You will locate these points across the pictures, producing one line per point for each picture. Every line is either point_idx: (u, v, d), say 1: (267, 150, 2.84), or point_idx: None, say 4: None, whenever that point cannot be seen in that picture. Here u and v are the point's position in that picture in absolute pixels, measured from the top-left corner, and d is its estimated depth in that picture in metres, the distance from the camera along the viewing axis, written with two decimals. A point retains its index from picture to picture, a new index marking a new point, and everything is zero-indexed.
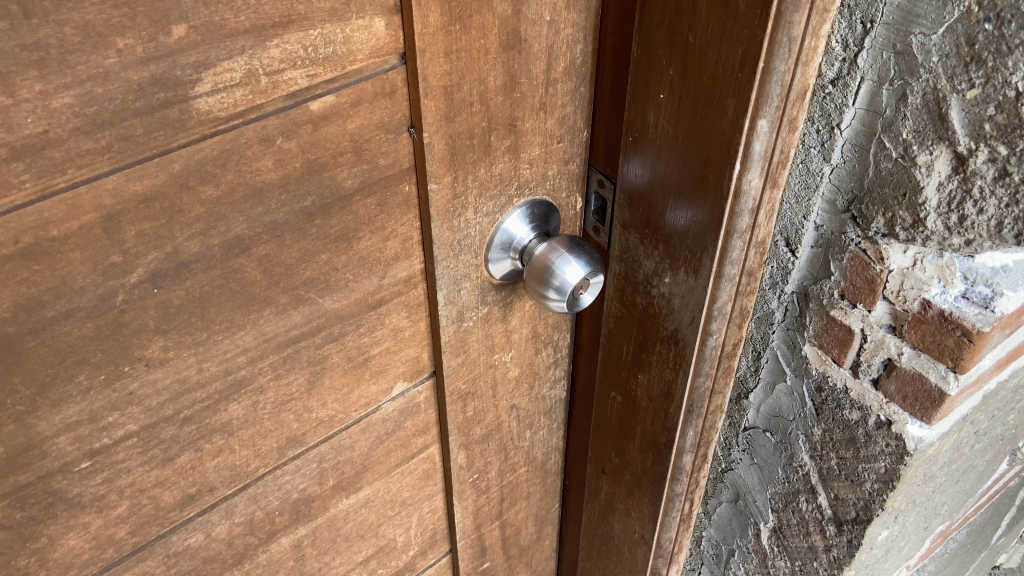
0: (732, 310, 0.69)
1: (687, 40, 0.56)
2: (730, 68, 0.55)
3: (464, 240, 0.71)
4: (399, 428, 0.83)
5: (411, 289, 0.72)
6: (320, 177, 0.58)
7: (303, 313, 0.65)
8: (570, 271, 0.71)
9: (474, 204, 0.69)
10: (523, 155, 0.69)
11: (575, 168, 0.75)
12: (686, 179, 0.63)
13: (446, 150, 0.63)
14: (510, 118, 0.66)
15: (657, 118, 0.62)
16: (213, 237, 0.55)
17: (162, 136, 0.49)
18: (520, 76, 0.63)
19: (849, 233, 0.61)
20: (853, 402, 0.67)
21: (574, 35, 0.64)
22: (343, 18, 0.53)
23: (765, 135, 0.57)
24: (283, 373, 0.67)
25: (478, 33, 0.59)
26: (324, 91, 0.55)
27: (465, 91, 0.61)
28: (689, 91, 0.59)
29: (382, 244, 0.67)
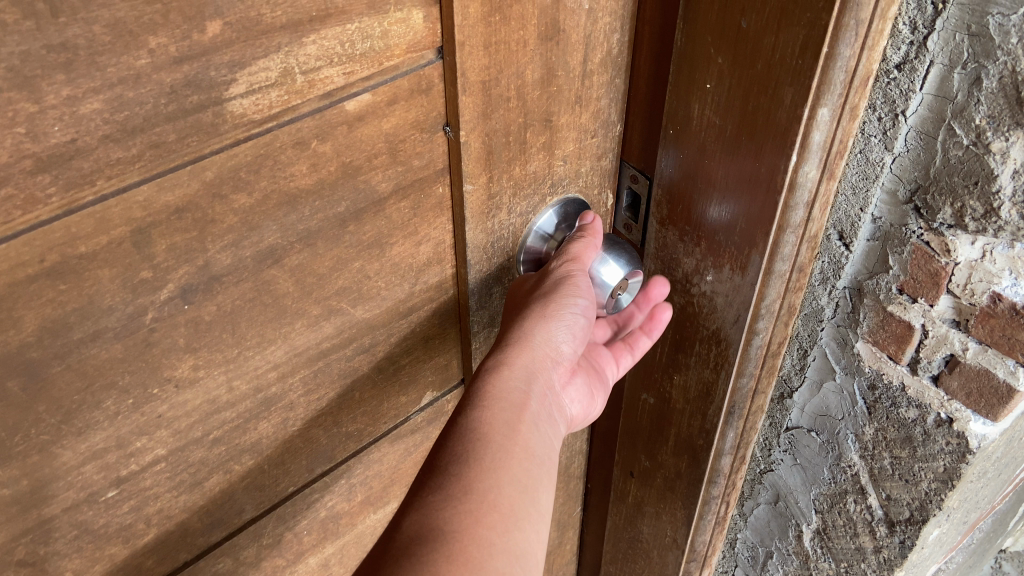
0: (780, 308, 0.66)
1: (740, 26, 0.54)
2: (788, 54, 0.52)
3: (497, 242, 0.68)
4: (427, 439, 0.79)
5: (441, 295, 0.69)
6: (354, 181, 0.55)
7: (334, 324, 0.61)
8: (608, 272, 0.69)
9: (508, 205, 0.66)
10: (558, 151, 0.66)
11: (608, 164, 0.72)
12: (734, 171, 0.60)
13: (482, 149, 0.60)
14: (545, 114, 0.63)
15: (702, 108, 0.60)
16: (245, 249, 0.52)
17: (195, 142, 0.45)
18: (557, 69, 0.60)
19: (911, 226, 0.58)
20: (911, 400, 0.65)
21: (612, 24, 0.61)
22: (381, 11, 0.49)
23: (825, 123, 0.54)
24: (313, 389, 0.64)
25: (517, 24, 0.55)
26: (360, 90, 0.51)
27: (502, 84, 0.58)
28: (739, 81, 0.56)
29: (414, 250, 0.63)
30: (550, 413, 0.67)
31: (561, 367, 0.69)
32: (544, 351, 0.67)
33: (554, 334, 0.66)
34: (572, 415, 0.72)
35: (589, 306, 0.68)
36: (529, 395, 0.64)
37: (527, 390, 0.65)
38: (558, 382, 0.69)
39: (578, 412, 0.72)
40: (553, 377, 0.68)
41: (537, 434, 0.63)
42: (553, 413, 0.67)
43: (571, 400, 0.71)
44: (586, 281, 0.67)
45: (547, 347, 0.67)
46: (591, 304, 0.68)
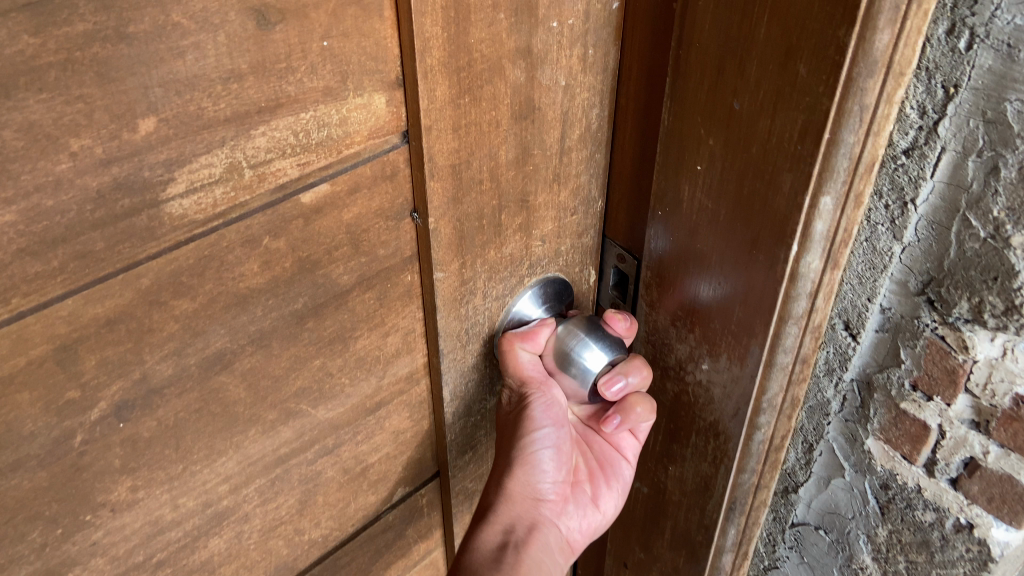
0: (783, 402, 0.61)
1: (732, 107, 0.50)
2: (787, 139, 0.48)
3: (474, 329, 0.62)
4: (401, 538, 0.72)
5: (412, 386, 0.63)
6: (313, 276, 0.50)
7: (293, 428, 0.55)
8: (590, 359, 0.63)
9: (485, 289, 0.60)
10: (535, 232, 0.61)
11: (590, 241, 0.67)
12: (728, 257, 0.56)
13: (454, 235, 0.55)
14: (523, 195, 0.58)
15: (693, 191, 0.56)
16: (189, 356, 0.46)
17: (128, 248, 0.40)
18: (533, 147, 0.56)
19: (923, 318, 0.54)
20: (927, 503, 0.60)
21: (590, 99, 0.57)
22: (339, 98, 0.44)
23: (828, 212, 0.49)
24: (271, 497, 0.58)
25: (489, 104, 0.51)
26: (318, 180, 0.46)
27: (474, 167, 0.53)
28: (733, 164, 0.52)
29: (381, 341, 0.58)
30: (546, 544, 0.68)
31: (550, 498, 0.69)
32: (527, 487, 0.68)
33: (531, 468, 0.68)
34: (576, 537, 0.71)
35: (554, 432, 0.67)
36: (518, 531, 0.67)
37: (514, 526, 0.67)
38: (551, 514, 0.70)
39: (583, 531, 0.72)
40: (543, 509, 0.69)
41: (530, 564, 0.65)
42: (550, 545, 0.68)
43: (573, 523, 0.71)
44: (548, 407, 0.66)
45: (529, 483, 0.68)
46: (559, 428, 0.68)
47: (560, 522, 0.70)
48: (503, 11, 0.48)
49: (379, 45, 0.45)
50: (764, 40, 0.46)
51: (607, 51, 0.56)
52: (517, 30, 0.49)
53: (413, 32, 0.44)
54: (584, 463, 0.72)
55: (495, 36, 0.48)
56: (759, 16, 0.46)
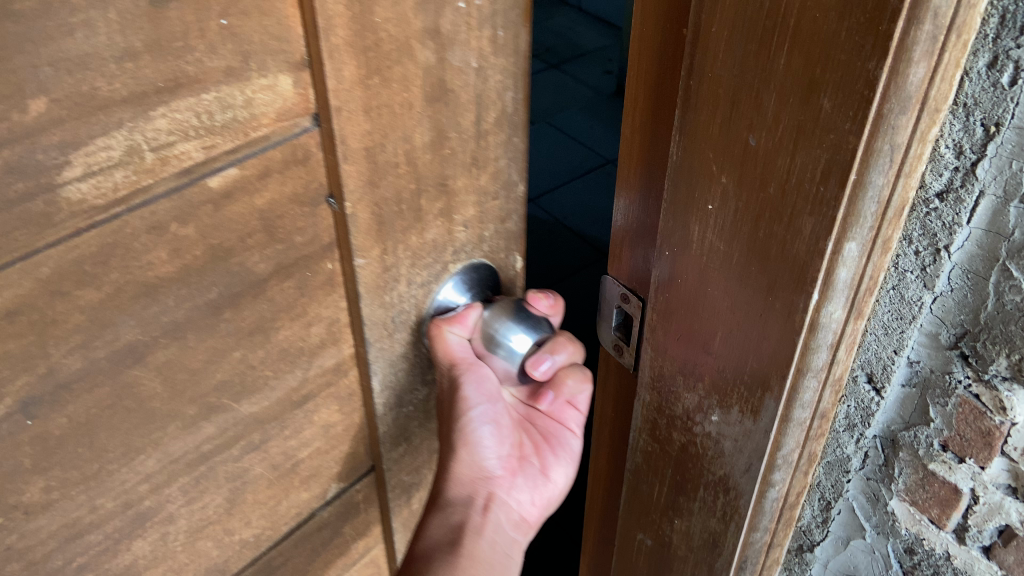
0: (799, 458, 0.55)
1: (747, 142, 0.45)
2: (806, 179, 0.43)
3: (400, 318, 0.51)
4: (336, 537, 0.57)
5: (342, 380, 0.50)
6: (226, 264, 0.39)
7: (217, 424, 0.44)
8: (518, 343, 0.54)
9: (409, 275, 0.50)
10: (456, 217, 0.51)
11: (514, 227, 0.56)
12: (741, 304, 0.50)
13: (374, 220, 0.45)
14: (440, 177, 0.48)
15: (702, 231, 0.51)
16: (97, 348, 0.36)
17: (22, 236, 0.32)
18: (449, 130, 0.46)
19: (956, 374, 0.48)
20: (957, 571, 0.56)
21: (503, 82, 0.48)
22: (241, 78, 0.36)
23: (853, 260, 0.45)
24: (197, 496, 0.45)
25: (399, 86, 0.42)
26: (224, 163, 0.37)
27: (388, 151, 0.43)
28: (747, 204, 0.47)
29: (304, 332, 0.46)
30: (497, 520, 0.61)
31: (497, 475, 0.61)
32: (471, 470, 0.59)
33: (475, 450, 0.58)
34: (529, 511, 0.64)
35: (491, 405, 0.58)
36: (471, 518, 0.60)
37: (464, 515, 0.59)
38: (501, 489, 0.62)
39: (536, 504, 0.65)
40: (492, 489, 0.61)
41: (480, 550, 0.59)
42: (501, 522, 0.62)
43: (524, 498, 0.64)
44: (486, 383, 0.56)
45: (473, 464, 0.59)
46: (494, 403, 0.58)
47: (512, 498, 0.63)
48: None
49: (281, 27, 0.36)
50: (784, 71, 0.41)
51: (518, 32, 0.47)
52: (423, 11, 0.41)
53: (314, 12, 0.36)
54: (529, 436, 0.64)
55: (402, 16, 0.40)
56: (777, 45, 0.41)
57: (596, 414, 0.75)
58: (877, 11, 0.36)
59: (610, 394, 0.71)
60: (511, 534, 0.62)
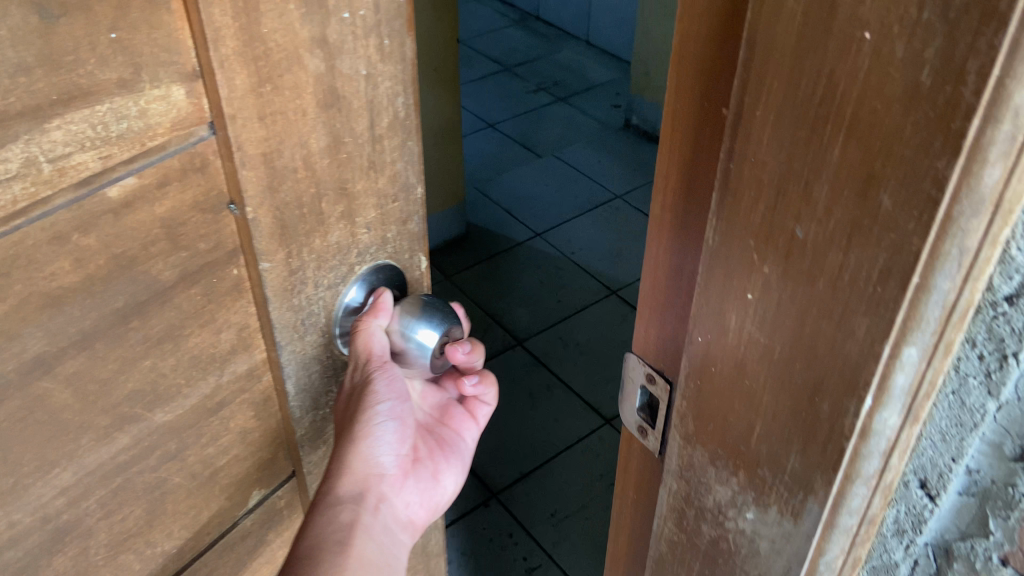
0: (843, 564, 0.52)
1: (794, 234, 0.42)
2: (861, 277, 0.40)
3: (309, 320, 0.61)
4: (260, 545, 0.66)
5: (256, 383, 0.60)
6: (131, 273, 0.47)
7: (131, 434, 0.51)
8: (424, 336, 0.66)
9: (315, 278, 0.59)
10: (358, 219, 0.61)
11: (416, 228, 0.67)
12: (783, 401, 0.47)
13: (275, 223, 0.54)
14: (341, 181, 0.58)
15: (741, 321, 0.48)
16: (5, 360, 0.42)
17: None
18: (344, 137, 0.56)
19: (1020, 486, 0.45)
20: None
21: (393, 89, 0.58)
22: (135, 90, 0.43)
23: (912, 365, 0.42)
24: (113, 511, 0.52)
25: (292, 93, 0.51)
26: (124, 174, 0.44)
27: (286, 156, 0.53)
28: (792, 297, 0.44)
29: (215, 339, 0.54)
30: (388, 527, 0.70)
31: (390, 473, 0.73)
32: (366, 463, 0.69)
33: (375, 445, 0.70)
34: (416, 514, 0.75)
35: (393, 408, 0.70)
36: (360, 508, 0.68)
37: (357, 500, 0.68)
38: (386, 492, 0.72)
39: (425, 507, 0.76)
40: (382, 484, 0.72)
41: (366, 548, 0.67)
42: (387, 525, 0.70)
43: (413, 499, 0.75)
44: (385, 386, 0.66)
45: (368, 459, 0.70)
46: (399, 405, 0.71)
47: (399, 498, 0.74)
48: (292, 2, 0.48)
49: (172, 36, 0.44)
50: (839, 161, 0.39)
51: (403, 41, 0.57)
52: (309, 20, 0.50)
53: (202, 25, 0.44)
54: (423, 444, 0.79)
55: (288, 26, 0.49)
56: (832, 134, 0.38)
57: (617, 493, 0.70)
58: (949, 108, 0.34)
59: (631, 476, 0.67)
60: (397, 532, 0.72)
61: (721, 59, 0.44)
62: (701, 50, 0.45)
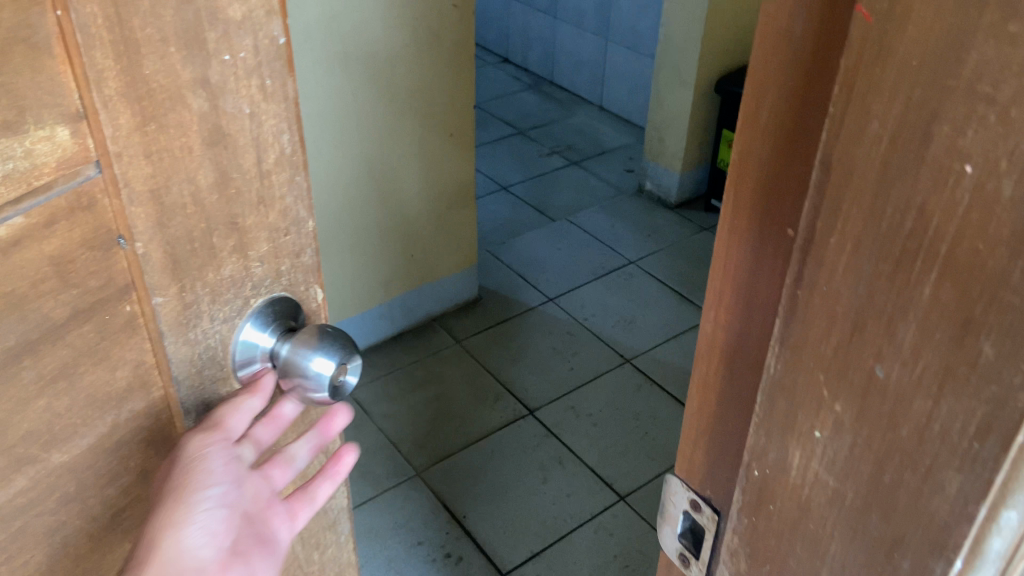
0: None
1: (874, 373, 0.38)
2: (951, 428, 0.36)
3: (208, 353, 0.56)
4: None
5: (156, 422, 0.54)
6: (20, 313, 0.42)
7: (28, 478, 0.45)
8: (320, 364, 0.59)
9: (211, 311, 0.55)
10: (251, 253, 0.57)
11: (309, 261, 0.63)
12: (854, 552, 0.42)
13: (167, 259, 0.51)
14: (230, 217, 0.54)
15: (806, 458, 0.43)
16: None
17: None
18: (231, 172, 0.53)
19: None
20: None
21: (279, 125, 0.55)
22: (18, 131, 0.40)
23: (1011, 530, 0.37)
24: (14, 559, 0.46)
25: (177, 131, 0.49)
26: (10, 213, 0.41)
27: (173, 193, 0.50)
28: (870, 441, 0.39)
29: (110, 377, 0.50)
30: None
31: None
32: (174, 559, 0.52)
33: (190, 537, 0.53)
34: None
35: (225, 494, 0.55)
36: None
37: None
38: None
39: None
40: None
41: None
42: None
43: None
44: (218, 462, 0.55)
45: (179, 555, 0.52)
46: (234, 488, 0.56)
47: None
48: (172, 45, 0.47)
49: (54, 80, 0.42)
50: (930, 301, 0.35)
51: (285, 81, 0.55)
52: (190, 62, 0.48)
53: (84, 65, 0.43)
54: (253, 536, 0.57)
55: (169, 68, 0.47)
56: (922, 271, 0.34)
57: None
58: None
59: None
60: None
61: (787, 175, 0.41)
62: (764, 165, 0.42)
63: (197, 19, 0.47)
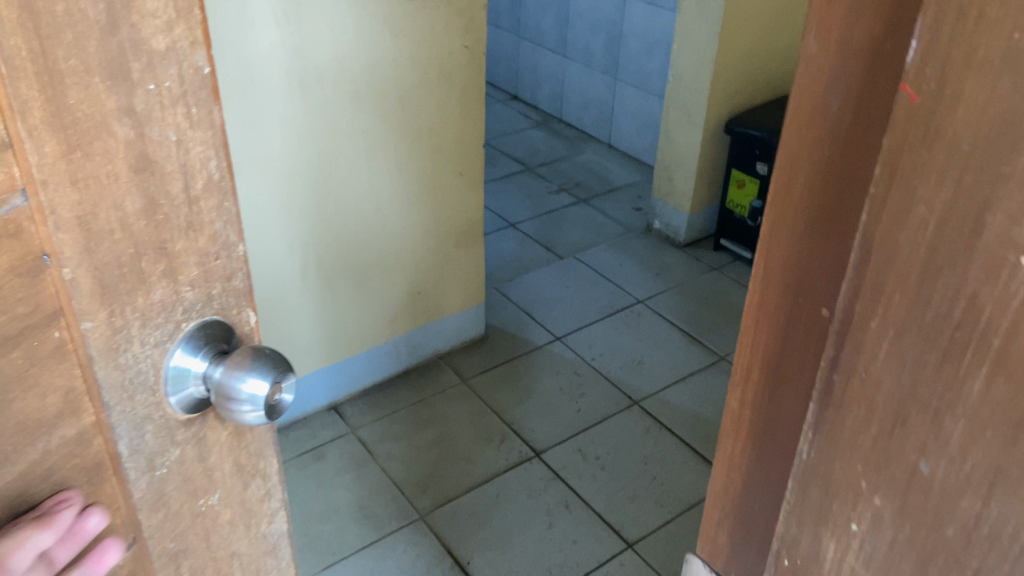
0: None
1: (918, 468, 0.36)
2: (1002, 534, 0.33)
3: (139, 378, 0.52)
4: None
5: (86, 450, 0.51)
6: None
7: None
8: (255, 385, 0.56)
9: (142, 335, 0.52)
10: (181, 278, 0.53)
11: (241, 284, 0.59)
12: None
13: (95, 284, 0.48)
14: (160, 243, 0.51)
15: (841, 551, 0.41)
16: None
17: None
18: (159, 198, 0.50)
19: None
20: None
21: (206, 152, 0.52)
22: None
23: None
24: None
25: (103, 159, 0.46)
26: None
27: (101, 220, 0.47)
28: (913, 540, 0.37)
29: (40, 404, 0.47)
30: None
31: None
32: None
33: None
34: None
35: None
36: None
37: None
38: None
39: None
40: None
41: None
42: None
43: None
44: None
45: None
46: None
47: None
48: (97, 75, 0.44)
49: None
50: (980, 397, 0.32)
51: (212, 109, 0.52)
52: (114, 92, 0.45)
53: (8, 96, 0.40)
54: None
55: (95, 98, 0.44)
56: (971, 365, 0.32)
57: None
58: None
59: None
60: None
61: (825, 255, 0.39)
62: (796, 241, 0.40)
63: (121, 50, 0.45)
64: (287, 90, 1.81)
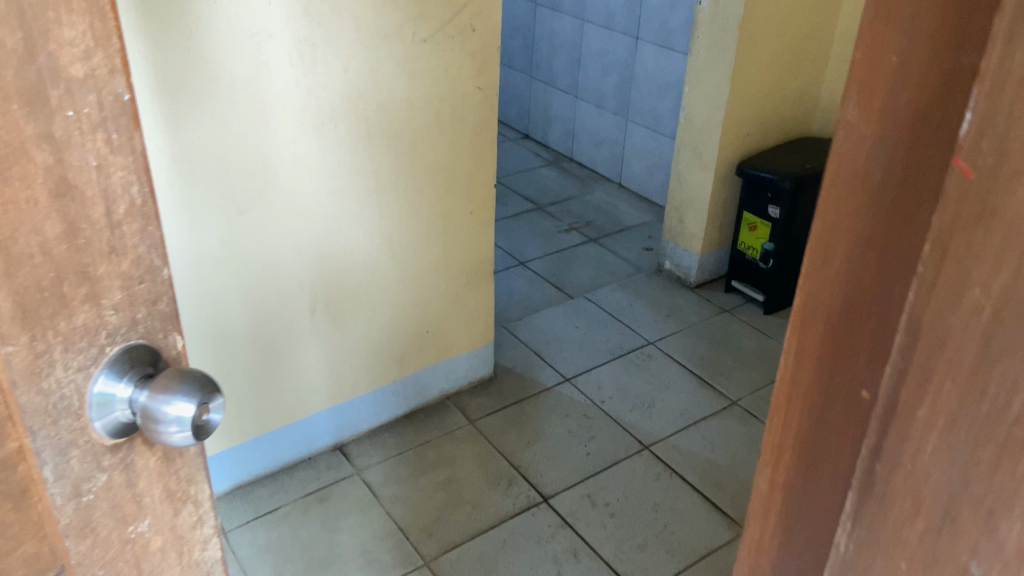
0: None
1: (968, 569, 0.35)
2: None
3: (63, 404, 0.54)
4: None
5: (10, 475, 0.52)
6: None
7: None
8: (180, 407, 0.58)
9: (65, 359, 0.53)
10: (105, 303, 0.56)
11: (167, 308, 0.61)
12: None
13: (14, 308, 0.49)
14: (82, 267, 0.53)
15: None
16: None
17: None
18: (80, 223, 0.52)
19: None
20: None
21: (128, 177, 0.55)
22: None
23: None
24: None
25: (21, 185, 0.48)
26: None
27: (20, 244, 0.49)
28: None
29: None
30: None
31: None
32: None
33: None
34: None
35: None
36: None
37: None
38: None
39: None
40: None
41: None
42: None
43: None
44: None
45: None
46: None
47: None
48: (14, 103, 0.46)
49: None
50: None
51: (132, 135, 0.54)
52: (33, 119, 0.47)
53: None
54: None
55: (12, 125, 0.46)
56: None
57: None
58: None
59: None
60: None
61: (875, 340, 0.39)
62: (835, 305, 0.42)
63: (39, 78, 0.47)
64: (299, 131, 1.80)
